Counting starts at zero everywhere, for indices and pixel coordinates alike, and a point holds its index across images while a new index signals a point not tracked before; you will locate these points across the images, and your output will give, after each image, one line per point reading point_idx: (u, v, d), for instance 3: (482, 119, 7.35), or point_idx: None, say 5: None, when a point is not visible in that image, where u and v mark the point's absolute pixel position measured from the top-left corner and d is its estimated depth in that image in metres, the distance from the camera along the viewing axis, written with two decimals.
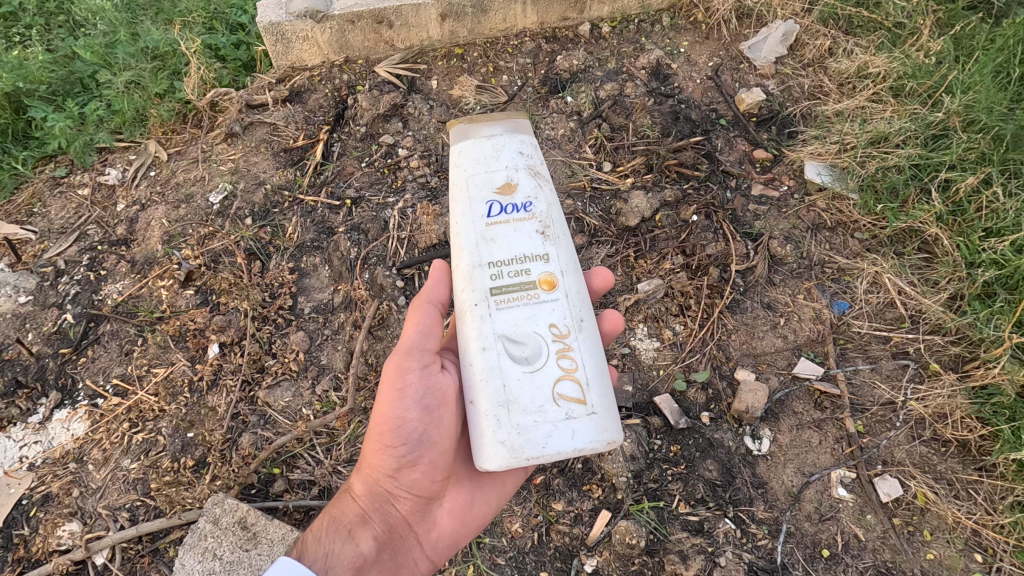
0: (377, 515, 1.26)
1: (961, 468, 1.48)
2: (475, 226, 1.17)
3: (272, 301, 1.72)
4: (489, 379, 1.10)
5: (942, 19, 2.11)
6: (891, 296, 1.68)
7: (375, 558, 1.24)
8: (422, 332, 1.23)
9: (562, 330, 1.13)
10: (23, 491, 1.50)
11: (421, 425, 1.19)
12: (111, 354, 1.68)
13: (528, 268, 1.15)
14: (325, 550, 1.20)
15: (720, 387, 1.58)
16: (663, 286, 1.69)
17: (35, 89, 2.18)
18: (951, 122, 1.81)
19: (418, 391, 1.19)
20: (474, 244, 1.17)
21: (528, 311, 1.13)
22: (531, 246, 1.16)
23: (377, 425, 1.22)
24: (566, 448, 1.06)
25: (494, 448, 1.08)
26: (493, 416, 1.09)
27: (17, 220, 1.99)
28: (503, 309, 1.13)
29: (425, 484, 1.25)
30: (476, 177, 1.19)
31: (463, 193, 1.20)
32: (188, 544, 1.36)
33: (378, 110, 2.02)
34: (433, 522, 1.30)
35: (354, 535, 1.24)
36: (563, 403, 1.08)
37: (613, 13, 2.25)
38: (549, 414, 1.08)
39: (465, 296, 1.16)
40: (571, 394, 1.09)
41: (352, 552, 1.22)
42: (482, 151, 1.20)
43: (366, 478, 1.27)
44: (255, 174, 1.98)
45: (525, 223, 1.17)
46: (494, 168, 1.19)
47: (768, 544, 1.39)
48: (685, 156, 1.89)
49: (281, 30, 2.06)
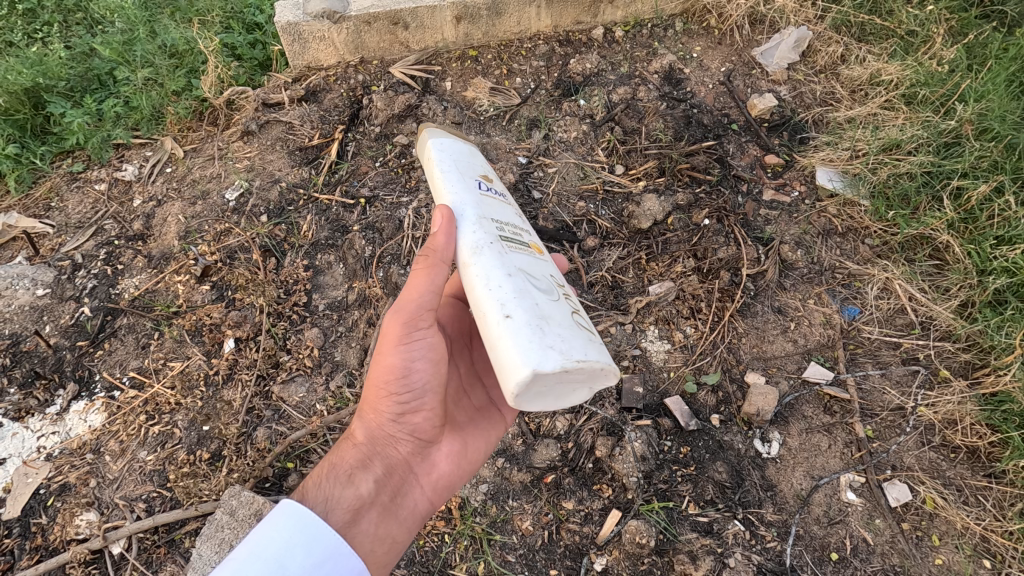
0: (377, 459, 1.27)
1: (969, 474, 1.48)
2: (470, 193, 1.24)
3: (287, 298, 1.75)
4: (523, 298, 1.09)
5: (954, 27, 2.11)
6: (902, 301, 1.69)
7: (375, 500, 1.24)
8: (429, 290, 1.21)
9: (559, 282, 1.23)
10: (41, 480, 1.53)
11: (423, 373, 1.24)
12: (128, 347, 1.71)
13: (521, 234, 1.26)
14: (326, 492, 1.20)
15: (730, 390, 1.59)
16: (675, 289, 1.71)
17: (54, 86, 2.20)
18: (963, 130, 1.82)
19: (419, 346, 1.23)
20: (475, 203, 1.22)
21: (532, 259, 1.21)
22: (517, 221, 1.29)
23: (378, 373, 1.25)
24: (599, 359, 1.08)
25: (545, 353, 1.01)
26: (534, 325, 1.05)
27: (34, 214, 2.02)
28: (515, 251, 1.19)
29: (426, 428, 1.30)
30: (465, 163, 1.31)
31: (451, 169, 1.27)
32: (205, 535, 1.37)
33: (393, 111, 2.04)
34: (432, 464, 1.32)
35: (355, 478, 1.24)
36: (584, 328, 1.13)
37: (627, 17, 2.27)
38: (579, 332, 1.10)
39: (476, 238, 1.17)
40: (583, 323, 1.15)
41: (352, 494, 1.22)
42: (462, 147, 1.34)
43: (368, 422, 1.29)
44: (271, 171, 2.00)
45: (506, 205, 1.30)
46: (474, 163, 1.33)
47: (776, 546, 1.40)
48: (697, 161, 1.90)
49: (299, 30, 2.08)
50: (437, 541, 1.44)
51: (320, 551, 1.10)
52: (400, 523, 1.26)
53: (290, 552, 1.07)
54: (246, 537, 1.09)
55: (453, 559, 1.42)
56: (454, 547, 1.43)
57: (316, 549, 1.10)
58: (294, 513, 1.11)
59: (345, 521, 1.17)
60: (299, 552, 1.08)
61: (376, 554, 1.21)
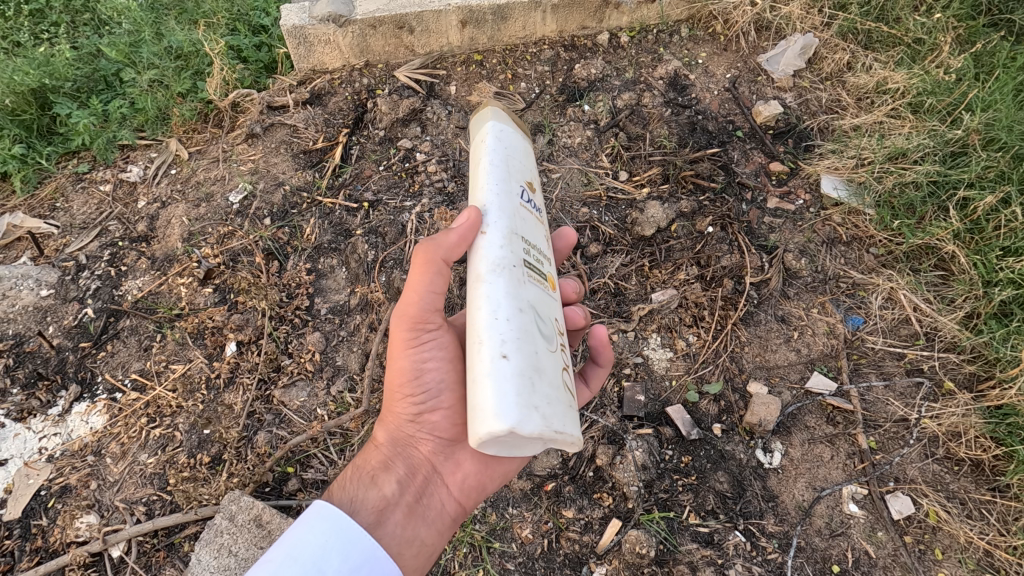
0: (399, 460, 1.29)
1: (973, 487, 1.47)
2: (510, 200, 1.17)
3: (290, 302, 1.75)
4: (525, 341, 1.01)
5: (962, 35, 2.09)
6: (906, 312, 1.68)
7: (400, 500, 1.24)
8: (430, 293, 1.22)
9: (563, 327, 1.17)
10: (42, 482, 1.53)
11: (436, 374, 1.25)
12: (130, 349, 1.71)
13: (544, 261, 1.19)
14: (350, 494, 1.22)
15: (732, 400, 1.58)
16: (677, 297, 1.71)
17: (61, 86, 2.21)
18: (971, 139, 1.80)
19: (430, 346, 1.25)
20: (511, 214, 1.15)
21: (547, 296, 1.13)
22: (544, 246, 1.22)
23: (394, 378, 1.27)
24: (576, 435, 1.03)
25: (529, 414, 0.95)
26: (526, 377, 0.98)
27: (39, 214, 2.03)
28: (535, 283, 1.12)
29: (446, 427, 1.28)
30: (513, 165, 1.23)
31: (499, 166, 1.20)
32: (204, 540, 1.37)
33: (397, 115, 2.04)
34: (457, 464, 1.31)
35: (377, 479, 1.26)
36: (571, 392, 1.07)
37: (632, 22, 2.26)
38: (567, 398, 1.04)
39: (502, 253, 1.09)
40: (574, 387, 1.09)
41: (376, 495, 1.23)
42: (516, 147, 1.26)
43: (389, 424, 1.31)
44: (275, 174, 2.00)
45: (538, 224, 1.24)
46: (523, 168, 1.26)
47: (778, 558, 1.39)
48: (701, 168, 1.90)
49: (305, 34, 2.09)
50: None
51: (356, 555, 1.10)
52: (428, 525, 1.26)
53: (326, 556, 1.07)
54: (281, 538, 1.10)
55: (452, 566, 1.42)
56: (453, 554, 1.43)
57: (352, 553, 1.10)
58: (328, 515, 1.12)
59: (371, 521, 1.17)
60: (335, 556, 1.08)
61: (404, 557, 1.19)
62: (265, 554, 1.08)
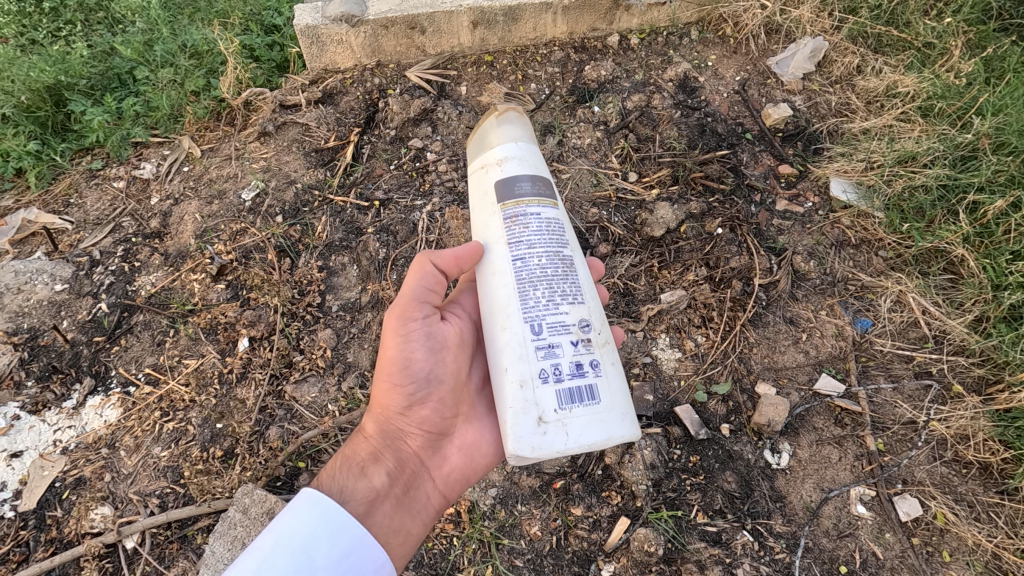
0: (388, 452, 1.31)
1: (982, 490, 1.47)
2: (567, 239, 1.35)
3: (301, 298, 1.76)
4: None
5: (972, 40, 2.09)
6: (915, 315, 1.69)
7: (389, 491, 1.27)
8: (423, 288, 1.30)
9: None
10: (56, 474, 1.55)
11: (424, 366, 1.27)
12: (144, 343, 1.73)
13: None
14: (341, 483, 1.24)
15: (741, 400, 1.59)
16: (687, 297, 1.72)
17: (75, 83, 2.23)
18: (981, 144, 1.80)
19: (419, 336, 1.27)
20: None
21: None
22: None
23: (383, 367, 1.29)
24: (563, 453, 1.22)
25: None
26: None
27: (54, 210, 2.05)
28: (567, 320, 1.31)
29: (435, 421, 1.32)
30: None
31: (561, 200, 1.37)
32: (218, 532, 1.41)
33: (408, 114, 2.06)
34: (443, 458, 1.35)
35: (367, 470, 1.28)
36: None
37: (642, 25, 2.27)
38: None
39: None
40: None
41: (366, 486, 1.25)
42: None
43: (377, 416, 1.34)
44: (287, 172, 2.02)
45: None
46: None
47: (786, 558, 1.39)
48: (711, 169, 1.91)
49: (317, 33, 2.11)
50: (445, 544, 1.45)
51: (344, 541, 1.13)
52: (415, 516, 1.29)
53: (316, 542, 1.11)
54: (269, 526, 1.13)
55: (461, 562, 1.43)
56: (463, 549, 1.44)
57: (341, 538, 1.13)
58: (317, 503, 1.15)
59: (361, 511, 1.20)
60: (325, 542, 1.12)
61: (391, 545, 1.23)
62: (254, 540, 1.11)
